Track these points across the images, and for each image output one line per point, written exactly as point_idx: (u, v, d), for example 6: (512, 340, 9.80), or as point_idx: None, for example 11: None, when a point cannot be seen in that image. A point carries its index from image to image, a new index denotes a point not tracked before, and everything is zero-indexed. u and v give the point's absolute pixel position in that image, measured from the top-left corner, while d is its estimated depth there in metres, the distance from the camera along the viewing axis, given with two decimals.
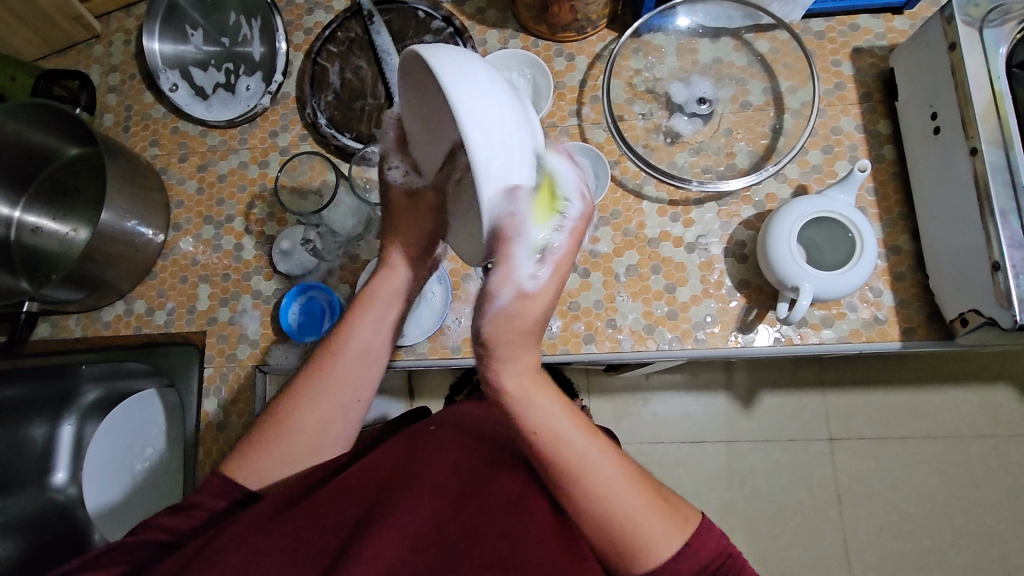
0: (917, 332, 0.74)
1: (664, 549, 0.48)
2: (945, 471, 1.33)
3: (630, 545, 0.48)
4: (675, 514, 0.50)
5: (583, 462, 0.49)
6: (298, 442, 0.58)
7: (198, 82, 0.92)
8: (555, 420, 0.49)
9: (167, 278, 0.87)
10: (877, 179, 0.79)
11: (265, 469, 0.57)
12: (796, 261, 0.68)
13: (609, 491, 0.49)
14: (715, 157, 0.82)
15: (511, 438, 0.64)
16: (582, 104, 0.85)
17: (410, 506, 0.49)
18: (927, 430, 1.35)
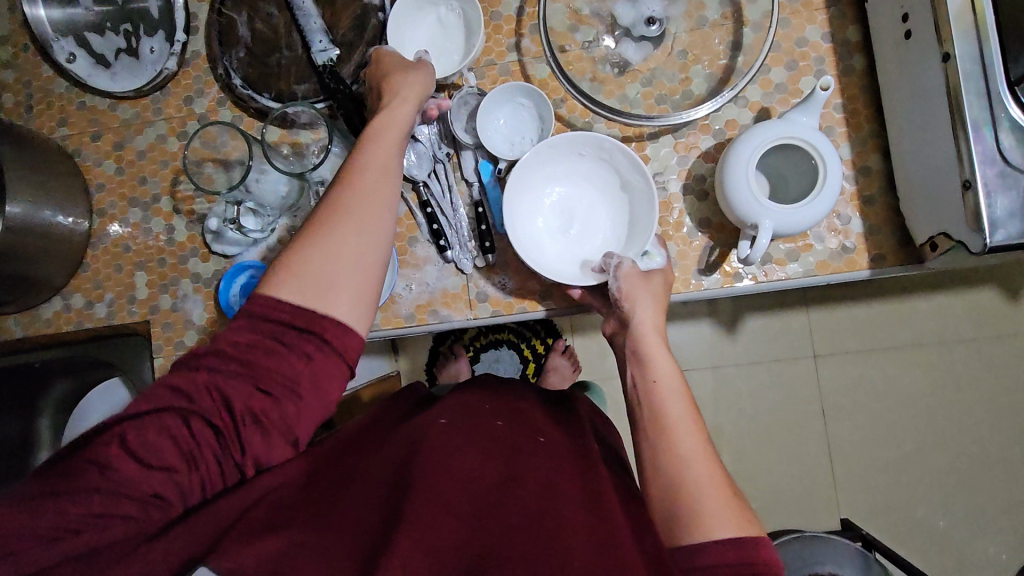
0: (887, 258, 0.70)
1: (712, 530, 0.49)
2: (928, 377, 1.34)
3: (686, 511, 0.50)
4: (738, 506, 0.50)
5: (677, 421, 0.55)
6: (334, 242, 0.54)
7: (97, 49, 0.82)
8: (671, 377, 0.58)
9: (101, 268, 0.82)
10: (846, 94, 0.72)
11: (304, 277, 0.52)
12: (754, 197, 0.64)
13: (693, 454, 0.53)
14: (670, 84, 0.74)
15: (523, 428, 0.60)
16: (521, 36, 0.77)
17: (423, 517, 0.44)
18: (911, 339, 1.35)
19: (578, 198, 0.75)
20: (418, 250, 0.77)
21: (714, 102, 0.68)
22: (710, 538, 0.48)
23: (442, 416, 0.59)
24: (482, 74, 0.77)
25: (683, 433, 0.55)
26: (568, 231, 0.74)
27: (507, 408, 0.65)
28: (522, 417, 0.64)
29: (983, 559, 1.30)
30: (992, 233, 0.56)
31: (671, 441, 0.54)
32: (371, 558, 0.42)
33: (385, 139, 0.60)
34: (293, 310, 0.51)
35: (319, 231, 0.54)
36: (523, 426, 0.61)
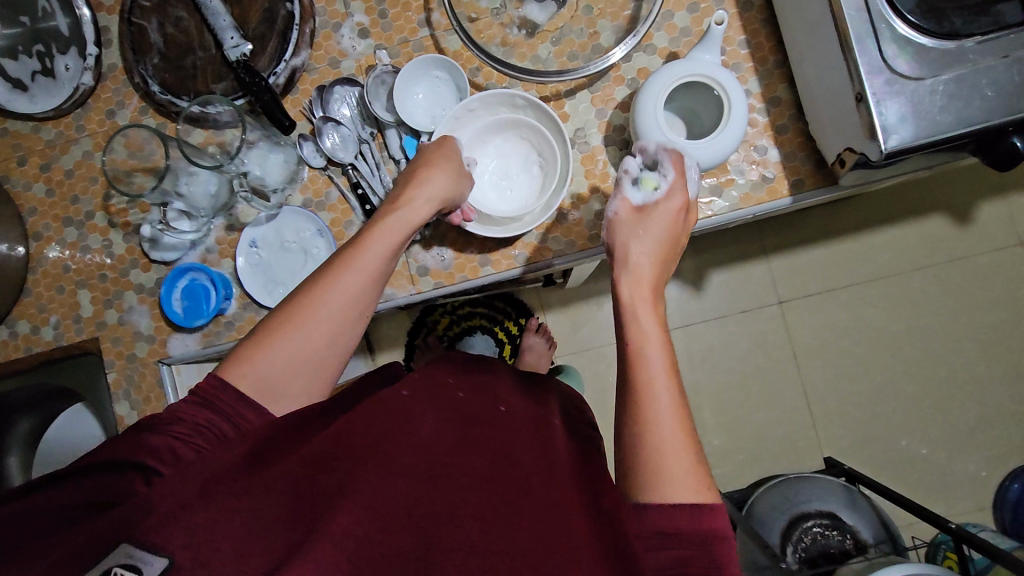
0: (805, 182, 0.73)
1: (674, 490, 0.49)
2: (890, 308, 1.38)
3: (647, 467, 0.51)
4: (701, 475, 0.50)
5: (652, 383, 0.55)
6: (301, 347, 0.56)
7: (13, 74, 0.82)
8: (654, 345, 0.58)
9: (44, 292, 0.82)
10: (748, 30, 0.74)
11: (263, 368, 0.55)
12: (660, 130, 0.66)
13: (666, 424, 0.53)
14: (579, 40, 0.76)
15: (486, 407, 0.61)
16: (430, 11, 0.78)
17: (377, 483, 0.47)
18: (867, 274, 1.38)
19: (527, 140, 0.74)
20: (355, 232, 0.77)
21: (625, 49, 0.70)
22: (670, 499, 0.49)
23: (405, 389, 0.60)
24: (397, 53, 0.78)
25: (658, 390, 0.55)
26: (504, 188, 0.75)
27: (474, 381, 0.66)
28: (485, 387, 0.65)
29: (964, 477, 1.34)
30: (886, 140, 0.58)
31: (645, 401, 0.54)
32: (317, 522, 0.43)
33: (390, 241, 0.62)
34: (243, 401, 0.53)
35: (288, 320, 0.57)
36: (484, 394, 0.64)
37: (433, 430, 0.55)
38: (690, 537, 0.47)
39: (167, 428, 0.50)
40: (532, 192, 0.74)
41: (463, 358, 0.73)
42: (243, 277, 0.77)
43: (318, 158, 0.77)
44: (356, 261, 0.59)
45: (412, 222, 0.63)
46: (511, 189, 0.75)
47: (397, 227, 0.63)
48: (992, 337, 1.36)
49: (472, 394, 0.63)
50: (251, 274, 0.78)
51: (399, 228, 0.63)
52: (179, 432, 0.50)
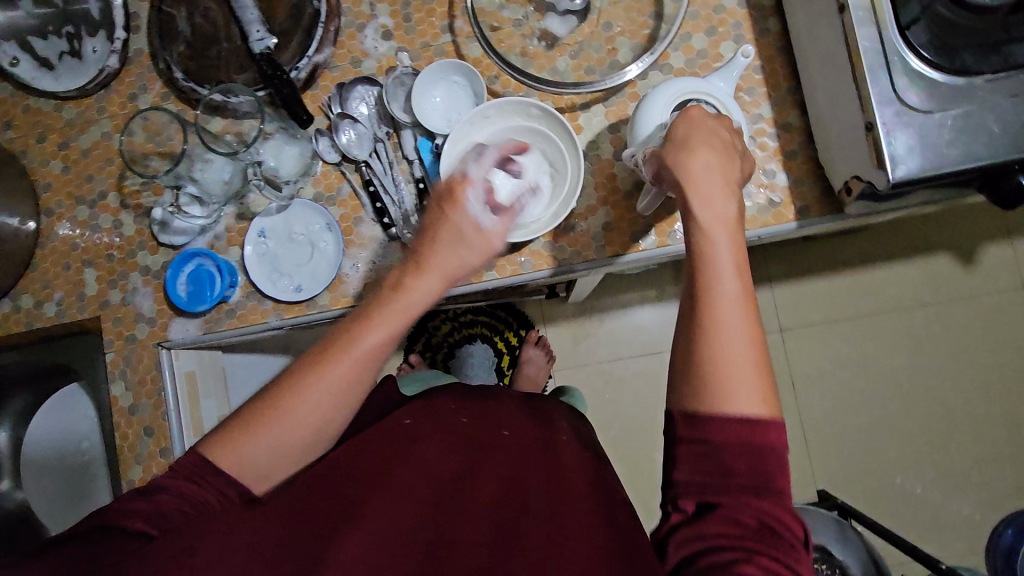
0: (811, 209, 0.73)
1: (732, 404, 0.48)
2: (890, 344, 1.38)
3: (708, 377, 0.49)
4: (764, 384, 0.49)
5: (723, 296, 0.52)
6: (289, 432, 0.57)
7: (40, 53, 0.84)
8: (723, 251, 0.54)
9: (50, 268, 0.82)
10: (764, 56, 0.76)
11: (253, 451, 0.56)
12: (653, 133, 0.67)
13: (731, 334, 0.50)
14: (597, 55, 0.77)
15: (487, 430, 0.68)
16: (453, 18, 0.80)
17: (379, 508, 0.55)
18: (870, 308, 1.39)
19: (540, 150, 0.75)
20: (364, 229, 0.78)
21: (641, 64, 0.74)
22: (727, 412, 0.48)
23: (408, 417, 0.68)
24: (418, 56, 0.80)
25: (731, 309, 0.51)
26: None
27: (479, 407, 0.73)
28: (487, 411, 0.72)
29: (958, 518, 1.33)
30: (893, 170, 0.59)
31: (710, 313, 0.51)
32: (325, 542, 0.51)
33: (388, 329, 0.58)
34: (224, 480, 0.55)
35: (274, 408, 0.57)
36: (488, 421, 0.70)
37: (433, 456, 0.62)
38: (746, 449, 0.47)
39: (155, 494, 0.52)
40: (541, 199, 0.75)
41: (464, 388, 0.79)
42: (248, 266, 0.78)
43: (333, 154, 0.78)
44: (349, 351, 0.57)
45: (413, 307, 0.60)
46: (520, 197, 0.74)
47: (400, 313, 0.59)
48: (992, 379, 1.36)
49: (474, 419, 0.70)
50: (257, 263, 0.78)
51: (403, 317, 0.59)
52: (168, 501, 0.52)
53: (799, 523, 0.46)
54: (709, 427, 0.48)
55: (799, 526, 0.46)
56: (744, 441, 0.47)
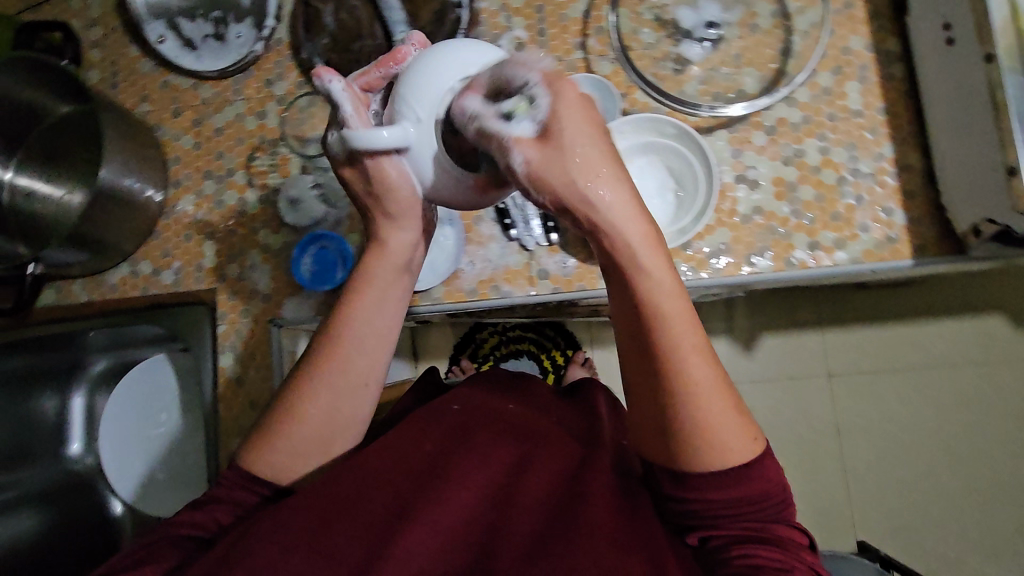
0: (928, 249, 0.75)
1: (724, 452, 0.48)
2: (938, 400, 1.37)
3: (688, 429, 0.48)
4: (745, 424, 0.49)
5: (681, 350, 0.48)
6: (315, 434, 0.59)
7: (186, 33, 0.87)
8: (668, 296, 0.48)
9: (171, 237, 0.85)
10: (887, 98, 0.78)
11: (277, 458, 0.58)
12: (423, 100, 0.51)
13: (707, 391, 0.48)
14: (725, 83, 0.80)
15: (535, 419, 0.66)
16: (586, 36, 0.83)
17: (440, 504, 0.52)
18: (921, 361, 1.37)
19: (670, 168, 0.78)
20: (484, 228, 0.81)
21: (743, 108, 0.78)
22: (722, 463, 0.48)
23: (457, 403, 0.66)
24: None
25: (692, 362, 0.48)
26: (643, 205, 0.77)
27: (521, 399, 0.72)
28: (535, 407, 0.71)
29: None
30: None
31: (676, 373, 0.48)
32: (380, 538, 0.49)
33: (373, 318, 0.61)
34: (243, 485, 0.58)
35: (287, 416, 0.59)
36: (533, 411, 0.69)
37: (489, 443, 0.59)
38: (745, 502, 0.48)
39: (205, 505, 0.57)
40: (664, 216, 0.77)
41: (502, 376, 0.80)
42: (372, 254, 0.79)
43: None
44: (344, 334, 0.60)
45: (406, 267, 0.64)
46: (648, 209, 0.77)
47: (388, 276, 0.62)
48: None
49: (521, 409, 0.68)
50: None
51: (393, 275, 0.62)
52: (218, 509, 0.56)
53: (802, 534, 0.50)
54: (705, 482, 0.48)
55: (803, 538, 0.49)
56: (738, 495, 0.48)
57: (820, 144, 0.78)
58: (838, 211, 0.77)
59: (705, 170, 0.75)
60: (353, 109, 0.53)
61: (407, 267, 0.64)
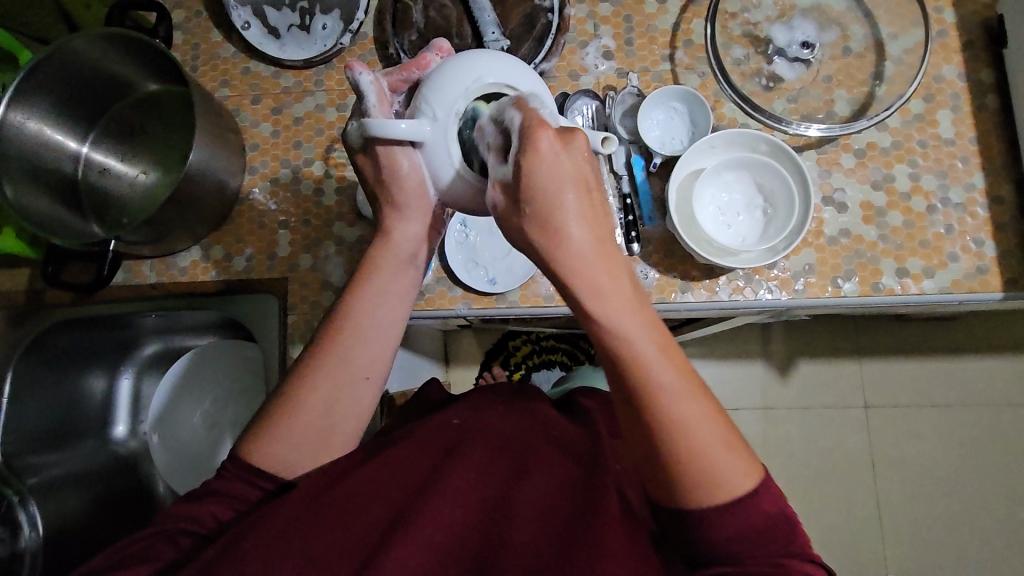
0: (1018, 283, 0.74)
1: (727, 488, 0.44)
2: (976, 439, 1.31)
3: (680, 462, 0.44)
4: (742, 454, 0.45)
5: (664, 389, 0.44)
6: (313, 425, 0.57)
7: (271, 21, 0.87)
8: (639, 331, 0.45)
9: (244, 224, 0.84)
10: (979, 129, 0.78)
11: (280, 452, 0.56)
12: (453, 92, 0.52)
13: (694, 428, 0.44)
14: (814, 104, 0.79)
15: (539, 428, 0.62)
16: (675, 48, 0.82)
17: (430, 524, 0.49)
18: (958, 397, 1.32)
19: (759, 184, 0.76)
20: None
21: (822, 130, 0.76)
22: (721, 500, 0.44)
23: (457, 415, 0.63)
24: (637, 79, 0.82)
25: (674, 398, 0.45)
26: (727, 222, 0.75)
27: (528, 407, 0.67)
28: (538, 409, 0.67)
29: None
30: None
31: (657, 413, 0.45)
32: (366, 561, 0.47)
33: (385, 306, 0.59)
34: (241, 475, 0.56)
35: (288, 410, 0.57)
36: (538, 417, 0.65)
37: (484, 458, 0.56)
38: (756, 537, 0.44)
39: (205, 497, 0.55)
40: (750, 233, 0.76)
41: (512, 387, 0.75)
42: (449, 253, 0.79)
43: None
44: (349, 324, 0.58)
45: (412, 257, 0.61)
46: (730, 225, 0.75)
47: (394, 267, 0.60)
48: None
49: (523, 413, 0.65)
50: (458, 250, 0.79)
51: (396, 268, 0.60)
52: (215, 504, 0.55)
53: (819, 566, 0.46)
54: (714, 526, 0.44)
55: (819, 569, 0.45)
56: (752, 531, 0.44)
57: (910, 170, 0.78)
58: (926, 238, 0.76)
59: (800, 189, 0.73)
60: (377, 100, 0.55)
61: (414, 259, 0.61)
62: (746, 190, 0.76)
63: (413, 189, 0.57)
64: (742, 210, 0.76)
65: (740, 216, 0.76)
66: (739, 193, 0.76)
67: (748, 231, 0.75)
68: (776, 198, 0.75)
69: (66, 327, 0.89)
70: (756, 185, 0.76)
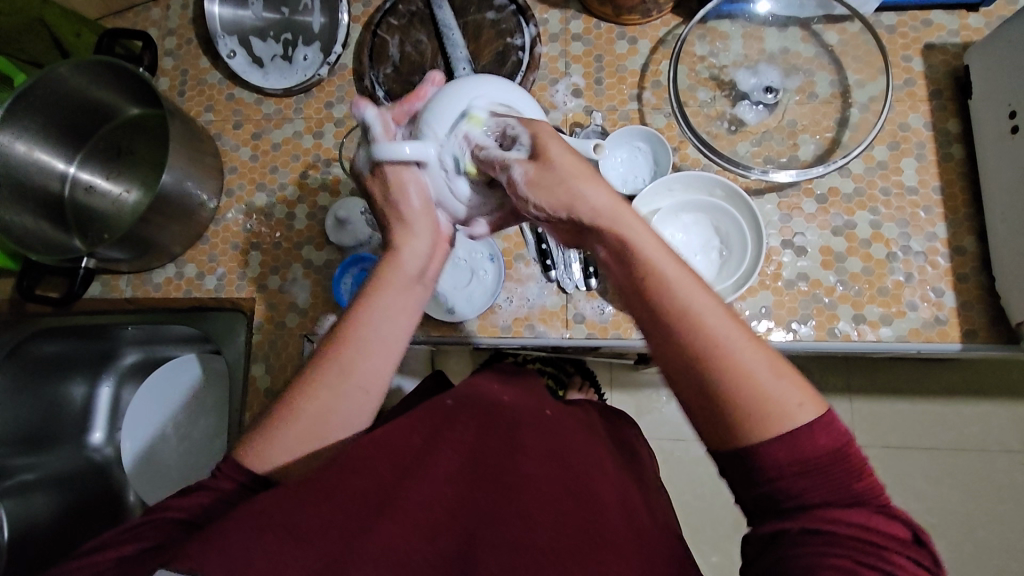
0: (978, 334, 0.73)
1: (786, 417, 0.41)
2: (967, 487, 1.16)
3: (729, 387, 0.42)
4: (801, 383, 0.42)
5: (703, 310, 0.43)
6: (307, 434, 0.52)
7: (256, 51, 0.91)
8: (661, 256, 0.46)
9: (219, 244, 0.87)
10: (944, 178, 0.77)
11: (269, 455, 0.51)
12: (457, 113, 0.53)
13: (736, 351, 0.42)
14: (778, 147, 0.80)
15: (532, 408, 0.60)
16: (642, 89, 0.84)
17: (420, 498, 0.46)
18: None
19: (716, 227, 0.78)
20: (524, 266, 0.81)
21: (789, 176, 0.74)
22: (786, 430, 0.40)
23: (450, 396, 0.60)
24: (604, 118, 0.84)
25: (713, 319, 0.43)
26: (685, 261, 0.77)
27: (519, 387, 0.66)
28: (532, 392, 0.66)
29: None
30: None
31: (695, 334, 0.43)
32: (358, 528, 0.43)
33: (396, 317, 0.56)
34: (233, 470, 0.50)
35: (285, 416, 0.52)
36: (534, 399, 0.63)
37: (477, 436, 0.53)
38: (816, 472, 0.40)
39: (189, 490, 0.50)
40: (708, 273, 0.77)
41: (510, 368, 0.75)
42: None
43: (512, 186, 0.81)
44: (353, 335, 0.54)
45: (419, 276, 0.58)
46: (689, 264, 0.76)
47: (401, 285, 0.56)
48: None
49: (519, 395, 0.63)
50: None
51: (406, 286, 0.56)
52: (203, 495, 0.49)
53: (903, 522, 0.40)
54: (773, 460, 0.40)
55: (902, 526, 0.39)
56: (824, 463, 0.40)
57: (872, 217, 0.77)
58: (885, 286, 0.75)
59: (754, 233, 0.75)
60: (382, 130, 0.54)
61: (421, 277, 0.58)
62: (704, 231, 0.78)
63: (423, 210, 0.56)
64: (702, 250, 0.77)
65: (699, 256, 0.77)
66: (697, 234, 0.78)
67: (708, 270, 0.76)
68: (737, 239, 0.76)
69: (44, 336, 0.92)
70: (715, 228, 0.78)
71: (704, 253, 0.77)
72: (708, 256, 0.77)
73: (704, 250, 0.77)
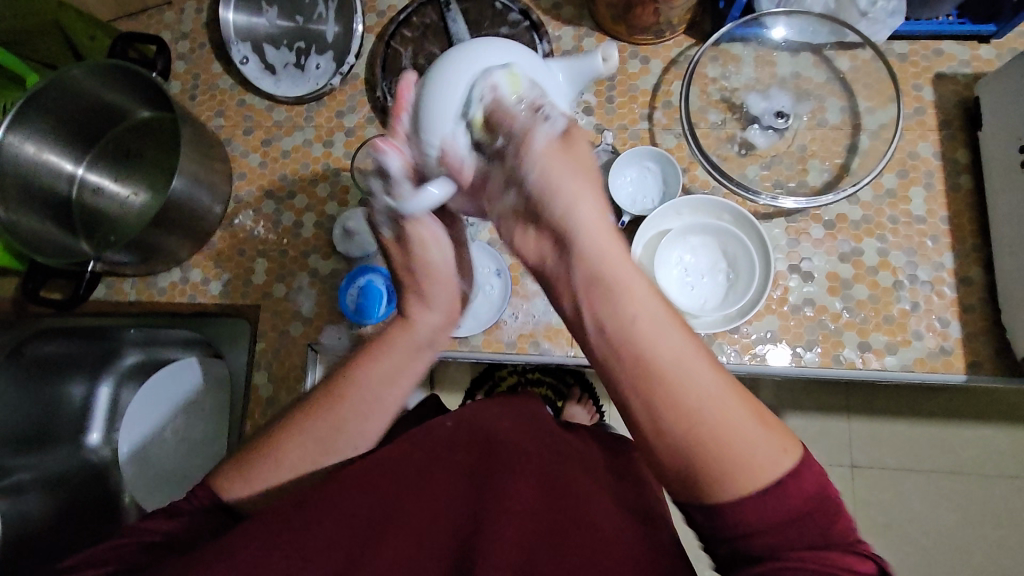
0: (983, 365, 0.73)
1: (759, 468, 0.38)
2: (964, 511, 1.16)
3: (697, 437, 0.40)
4: (774, 430, 0.40)
5: (659, 354, 0.41)
6: (301, 464, 0.53)
7: (269, 59, 0.91)
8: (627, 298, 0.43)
9: (225, 250, 0.87)
10: (952, 209, 0.78)
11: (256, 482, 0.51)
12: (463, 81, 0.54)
13: (698, 397, 0.40)
14: (787, 172, 0.80)
15: (522, 438, 0.57)
16: (654, 108, 0.84)
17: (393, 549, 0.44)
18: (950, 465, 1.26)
19: (724, 251, 0.78)
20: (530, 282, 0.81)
21: (796, 202, 0.75)
22: (758, 481, 0.38)
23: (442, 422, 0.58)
24: (614, 136, 0.84)
25: (679, 364, 0.41)
26: (690, 283, 0.77)
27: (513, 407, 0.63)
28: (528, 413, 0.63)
29: None
30: None
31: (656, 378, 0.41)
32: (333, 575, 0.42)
33: (405, 364, 0.58)
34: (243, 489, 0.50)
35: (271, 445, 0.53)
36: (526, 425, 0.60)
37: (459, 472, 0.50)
38: (789, 523, 0.37)
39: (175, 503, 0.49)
40: (712, 296, 0.77)
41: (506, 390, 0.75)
42: None
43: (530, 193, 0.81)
44: (349, 391, 0.56)
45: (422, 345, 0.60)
46: (694, 287, 0.77)
47: (410, 350, 0.59)
48: None
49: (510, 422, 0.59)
50: None
51: (412, 356, 0.59)
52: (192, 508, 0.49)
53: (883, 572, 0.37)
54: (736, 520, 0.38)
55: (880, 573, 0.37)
56: (789, 515, 0.37)
57: (879, 245, 0.78)
58: (891, 314, 0.76)
59: (761, 258, 0.75)
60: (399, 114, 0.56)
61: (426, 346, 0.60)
62: (710, 254, 0.78)
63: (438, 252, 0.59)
64: (706, 273, 0.78)
65: (702, 280, 0.77)
66: (703, 258, 0.78)
67: (711, 294, 0.77)
68: (741, 264, 0.77)
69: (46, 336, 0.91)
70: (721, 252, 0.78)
71: (709, 276, 0.78)
72: (713, 280, 0.78)
73: (708, 274, 0.78)
